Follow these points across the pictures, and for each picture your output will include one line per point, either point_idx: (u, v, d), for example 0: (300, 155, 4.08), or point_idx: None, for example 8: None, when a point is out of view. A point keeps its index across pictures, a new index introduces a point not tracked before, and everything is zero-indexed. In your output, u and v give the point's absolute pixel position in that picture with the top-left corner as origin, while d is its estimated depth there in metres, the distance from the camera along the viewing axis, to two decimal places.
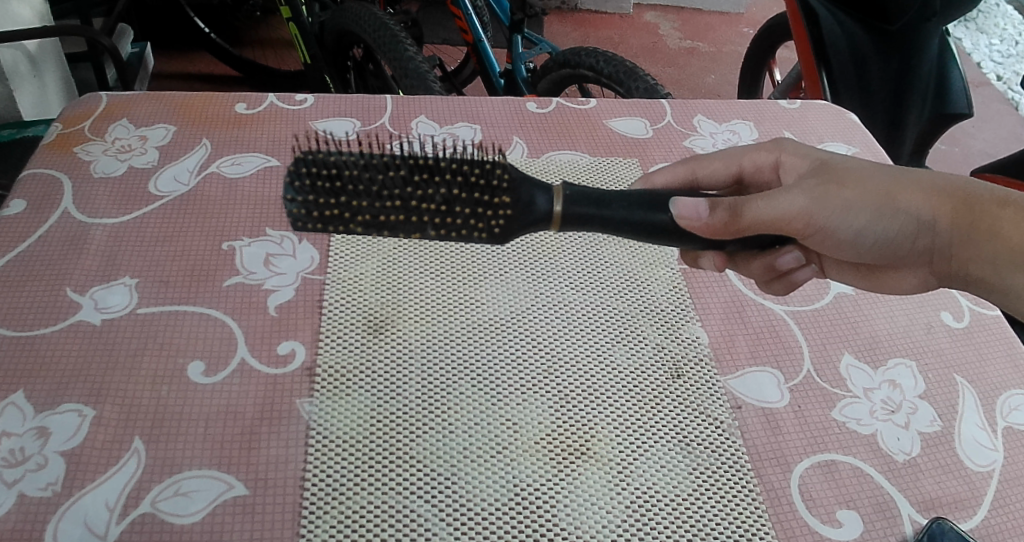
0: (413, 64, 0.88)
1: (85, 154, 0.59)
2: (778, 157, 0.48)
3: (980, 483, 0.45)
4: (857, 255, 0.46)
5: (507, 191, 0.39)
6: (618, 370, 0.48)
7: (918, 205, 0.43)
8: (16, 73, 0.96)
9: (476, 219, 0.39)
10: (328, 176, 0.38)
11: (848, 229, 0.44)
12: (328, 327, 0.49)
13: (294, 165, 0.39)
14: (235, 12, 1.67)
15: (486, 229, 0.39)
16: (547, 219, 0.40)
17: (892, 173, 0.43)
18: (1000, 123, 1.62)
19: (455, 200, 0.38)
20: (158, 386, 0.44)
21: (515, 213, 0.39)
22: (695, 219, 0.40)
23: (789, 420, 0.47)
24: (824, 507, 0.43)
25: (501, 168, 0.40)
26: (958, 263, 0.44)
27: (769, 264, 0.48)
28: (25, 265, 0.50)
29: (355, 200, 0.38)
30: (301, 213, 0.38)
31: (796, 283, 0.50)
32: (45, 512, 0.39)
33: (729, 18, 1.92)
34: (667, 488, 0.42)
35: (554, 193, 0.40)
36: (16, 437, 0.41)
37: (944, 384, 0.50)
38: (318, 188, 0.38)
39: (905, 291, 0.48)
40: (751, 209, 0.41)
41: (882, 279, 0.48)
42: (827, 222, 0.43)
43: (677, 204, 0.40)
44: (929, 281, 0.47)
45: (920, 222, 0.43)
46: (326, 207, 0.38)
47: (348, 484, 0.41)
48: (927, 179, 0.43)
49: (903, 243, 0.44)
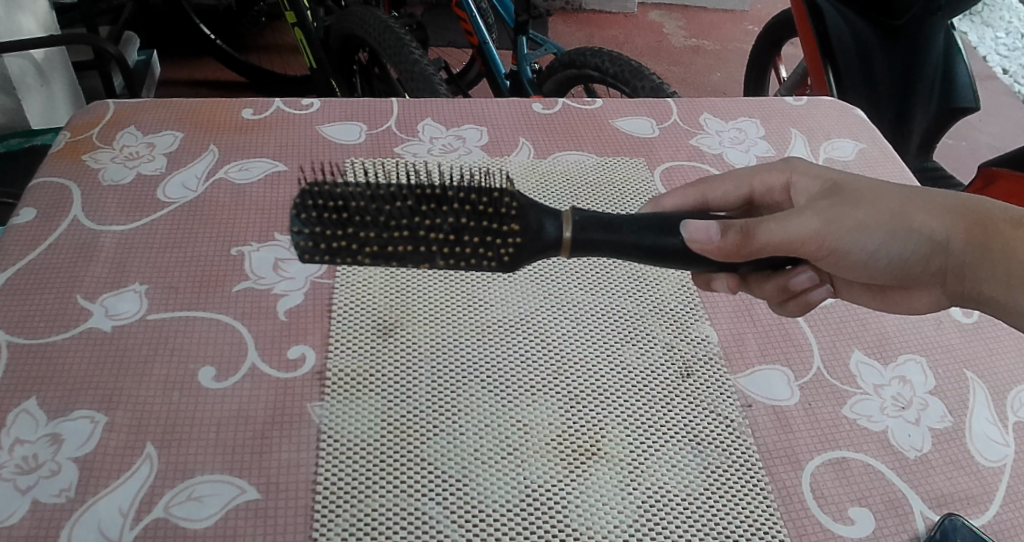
0: (419, 67, 0.87)
1: (94, 161, 0.59)
2: (789, 177, 0.48)
3: (991, 479, 0.45)
4: (871, 278, 0.45)
5: (515, 219, 0.39)
6: (628, 370, 0.48)
7: (933, 224, 0.43)
8: (24, 84, 0.96)
9: (485, 247, 0.39)
10: (335, 208, 0.39)
11: (865, 251, 0.43)
12: (339, 331, 0.49)
13: (301, 197, 0.39)
14: (240, 18, 1.67)
15: (495, 257, 0.39)
16: (556, 245, 0.40)
17: (904, 192, 0.43)
18: (1007, 117, 1.61)
19: (464, 228, 0.38)
20: (170, 390, 0.45)
21: (525, 241, 0.39)
22: (706, 242, 0.40)
23: (800, 418, 0.47)
24: (835, 504, 0.43)
25: (508, 196, 0.40)
26: (971, 283, 0.43)
27: (783, 286, 0.47)
28: (37, 274, 0.50)
29: (362, 231, 0.38)
30: (308, 245, 0.39)
31: (812, 304, 0.49)
32: (59, 517, 0.39)
33: (735, 15, 1.92)
34: (678, 487, 0.42)
35: (563, 219, 0.40)
36: (29, 445, 0.42)
37: (954, 380, 0.50)
38: (324, 220, 0.38)
39: (919, 310, 0.48)
40: (762, 230, 0.41)
41: (894, 298, 0.48)
42: (842, 244, 0.43)
43: (688, 228, 0.40)
44: (942, 300, 0.46)
45: (935, 241, 0.43)
46: (333, 239, 0.38)
47: (360, 486, 0.41)
48: (940, 198, 0.43)
49: (917, 264, 0.44)
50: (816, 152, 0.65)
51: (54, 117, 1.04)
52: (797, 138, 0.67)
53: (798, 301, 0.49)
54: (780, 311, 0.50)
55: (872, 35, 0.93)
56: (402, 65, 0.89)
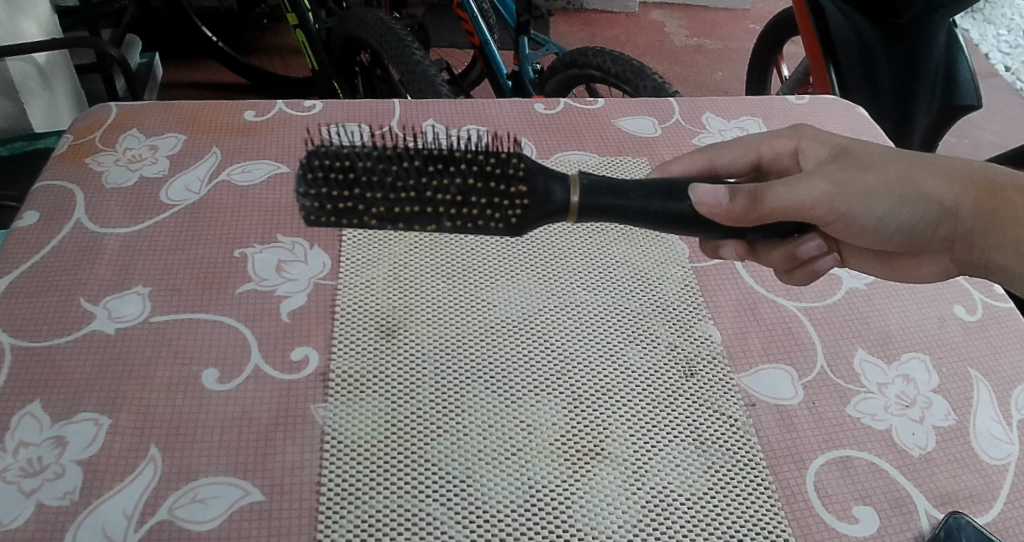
0: (421, 68, 0.87)
1: (96, 164, 0.59)
2: (798, 143, 0.48)
3: (996, 477, 0.45)
4: (878, 243, 0.46)
5: (522, 181, 0.39)
6: (631, 369, 0.48)
7: (941, 190, 0.43)
8: (26, 88, 0.96)
9: (492, 209, 0.39)
10: (341, 168, 0.39)
11: (871, 216, 0.43)
12: (341, 333, 0.49)
13: (307, 158, 0.39)
14: (242, 20, 1.67)
15: (503, 219, 0.39)
16: (564, 209, 0.40)
17: (913, 158, 0.43)
18: (1010, 114, 1.61)
19: (471, 190, 0.38)
20: (173, 393, 0.45)
21: (532, 203, 0.39)
22: (714, 206, 0.40)
23: (804, 417, 0.47)
24: (840, 503, 0.43)
25: (516, 158, 0.40)
26: (980, 250, 0.44)
27: (791, 253, 0.48)
28: (41, 278, 0.50)
29: (369, 192, 0.38)
30: (314, 206, 0.39)
31: (818, 273, 0.49)
32: (64, 520, 0.39)
33: (736, 14, 1.92)
34: (682, 486, 0.42)
35: (570, 184, 0.40)
36: (34, 447, 0.42)
37: (958, 378, 0.50)
38: (330, 181, 0.39)
39: (926, 279, 0.48)
40: (771, 194, 0.41)
41: (902, 267, 0.48)
42: (849, 208, 0.43)
43: (696, 191, 0.40)
44: (950, 268, 0.47)
45: (944, 209, 0.43)
46: (340, 199, 0.38)
47: (364, 487, 0.41)
48: (949, 164, 0.43)
49: (925, 231, 0.44)
50: None
51: (57, 120, 1.05)
52: None
53: (804, 270, 0.49)
54: (789, 279, 0.51)
55: (874, 35, 0.93)
56: (403, 67, 0.89)
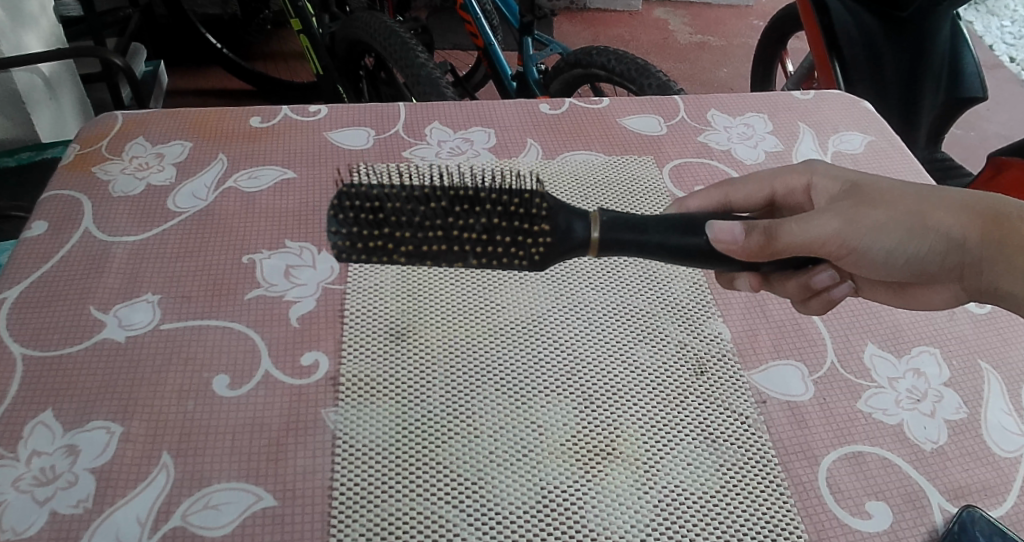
0: (425, 71, 0.87)
1: (103, 173, 0.60)
2: (810, 179, 0.48)
3: (1009, 469, 0.45)
4: (889, 275, 0.45)
5: (545, 219, 0.39)
6: (642, 369, 0.48)
7: (949, 222, 0.43)
8: (33, 98, 0.96)
9: (516, 246, 0.39)
10: (371, 209, 0.39)
11: (881, 250, 0.43)
12: (351, 338, 0.49)
13: (337, 199, 0.39)
14: (246, 26, 1.68)
15: (527, 257, 0.39)
16: (585, 245, 0.40)
17: (922, 192, 0.43)
18: (1015, 105, 1.60)
19: (496, 229, 0.38)
20: (185, 399, 0.45)
21: (554, 240, 0.39)
22: (731, 242, 0.40)
23: (814, 412, 0.47)
24: (852, 499, 0.43)
25: (539, 196, 0.40)
26: (988, 279, 0.43)
27: (805, 284, 0.47)
28: (50, 287, 0.50)
29: (398, 231, 0.38)
30: (346, 245, 0.38)
31: (834, 302, 0.48)
32: (77, 528, 0.39)
33: (740, 10, 1.91)
34: (695, 484, 0.42)
35: (591, 220, 0.40)
36: (47, 456, 0.42)
37: (970, 372, 0.50)
38: (361, 220, 0.38)
39: (937, 306, 0.48)
40: (784, 231, 0.41)
41: (915, 296, 0.48)
42: (860, 243, 0.43)
43: (713, 228, 0.40)
44: (960, 296, 0.46)
45: (952, 240, 0.43)
46: (370, 239, 0.38)
47: (377, 491, 0.41)
48: (956, 197, 0.43)
49: (934, 263, 0.44)
50: (824, 146, 0.65)
51: (64, 129, 1.05)
52: (805, 133, 0.67)
53: (820, 298, 0.48)
54: (804, 309, 0.50)
55: (879, 30, 0.93)
56: (407, 70, 0.89)
